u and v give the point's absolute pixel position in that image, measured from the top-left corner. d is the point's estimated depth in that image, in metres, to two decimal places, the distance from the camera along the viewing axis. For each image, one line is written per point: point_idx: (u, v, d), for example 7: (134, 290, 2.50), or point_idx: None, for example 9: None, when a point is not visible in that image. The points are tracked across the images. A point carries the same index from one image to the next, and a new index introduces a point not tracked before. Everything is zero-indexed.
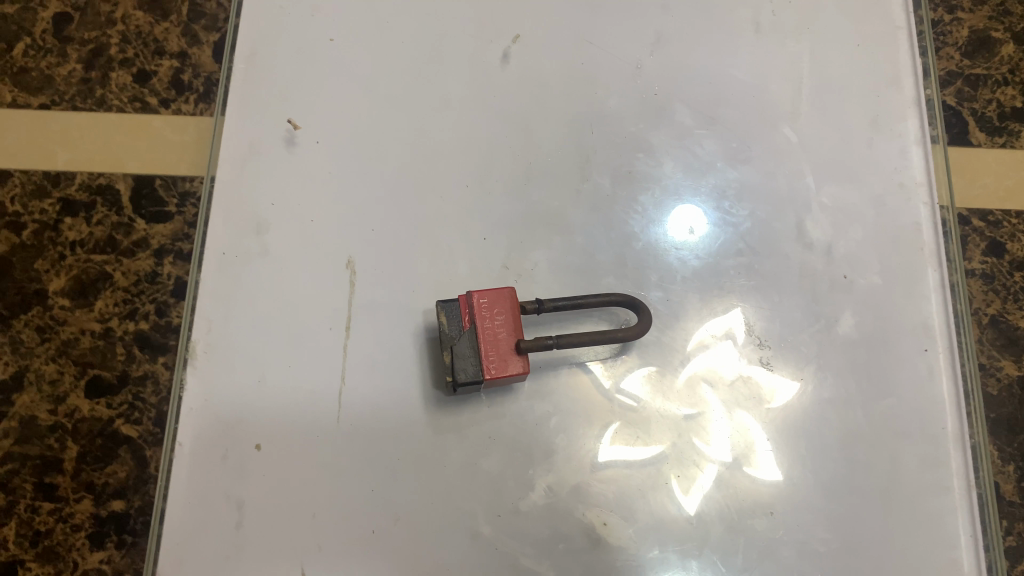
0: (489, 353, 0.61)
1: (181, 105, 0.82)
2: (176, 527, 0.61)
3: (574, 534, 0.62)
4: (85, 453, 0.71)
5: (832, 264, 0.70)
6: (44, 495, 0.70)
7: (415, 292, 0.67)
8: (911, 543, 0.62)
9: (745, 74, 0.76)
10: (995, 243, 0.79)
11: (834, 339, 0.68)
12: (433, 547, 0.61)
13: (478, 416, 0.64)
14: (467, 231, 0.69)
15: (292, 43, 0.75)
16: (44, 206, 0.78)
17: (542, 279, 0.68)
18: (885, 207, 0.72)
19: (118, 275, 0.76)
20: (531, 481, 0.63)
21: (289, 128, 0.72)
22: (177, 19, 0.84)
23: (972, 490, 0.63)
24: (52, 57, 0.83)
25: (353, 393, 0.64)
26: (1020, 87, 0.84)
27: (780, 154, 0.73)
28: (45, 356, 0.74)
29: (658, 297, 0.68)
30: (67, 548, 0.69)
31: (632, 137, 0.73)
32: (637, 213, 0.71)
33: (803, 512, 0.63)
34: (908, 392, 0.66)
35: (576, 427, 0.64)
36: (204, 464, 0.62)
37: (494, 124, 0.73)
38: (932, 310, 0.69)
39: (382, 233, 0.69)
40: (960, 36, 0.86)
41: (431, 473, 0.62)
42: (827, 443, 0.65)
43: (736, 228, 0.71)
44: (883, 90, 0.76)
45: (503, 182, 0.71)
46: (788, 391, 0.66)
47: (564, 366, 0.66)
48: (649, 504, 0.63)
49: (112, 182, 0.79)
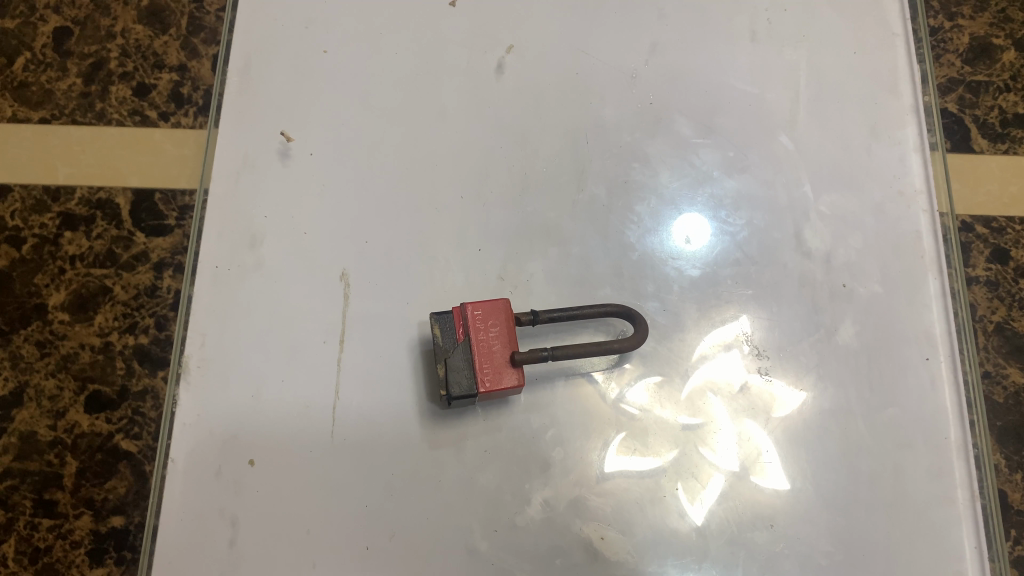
0: (483, 366, 0.60)
1: (180, 118, 0.81)
2: (170, 543, 0.60)
3: (572, 549, 0.61)
4: (85, 468, 0.70)
5: (832, 272, 0.69)
6: (43, 511, 0.69)
7: (410, 304, 0.67)
8: (916, 556, 0.61)
9: (742, 82, 0.76)
10: (1000, 250, 0.78)
11: (835, 348, 0.67)
12: (430, 562, 0.60)
13: (474, 429, 0.63)
14: (462, 242, 0.69)
15: (287, 56, 0.75)
16: (43, 220, 0.78)
17: (539, 290, 0.67)
18: (885, 215, 0.71)
19: (117, 288, 0.76)
20: (528, 495, 0.62)
21: (283, 141, 0.72)
22: (176, 33, 0.84)
23: (977, 502, 0.62)
24: (52, 71, 0.83)
25: (348, 407, 0.64)
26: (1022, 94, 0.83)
27: (778, 162, 0.73)
28: (45, 371, 0.73)
29: (656, 308, 0.68)
30: (67, 564, 0.68)
31: (629, 147, 0.73)
32: (635, 222, 0.70)
33: (805, 524, 0.62)
34: (912, 402, 0.65)
35: (574, 440, 0.64)
36: (199, 480, 0.62)
37: (489, 135, 0.72)
38: (934, 318, 0.68)
39: (377, 245, 0.68)
40: (961, 42, 0.86)
41: (427, 488, 0.62)
42: (828, 454, 0.64)
43: (734, 237, 0.70)
44: (882, 97, 0.75)
45: (499, 194, 0.71)
46: (790, 402, 0.65)
47: (562, 377, 0.65)
48: (649, 518, 0.62)
49: (111, 197, 0.79)
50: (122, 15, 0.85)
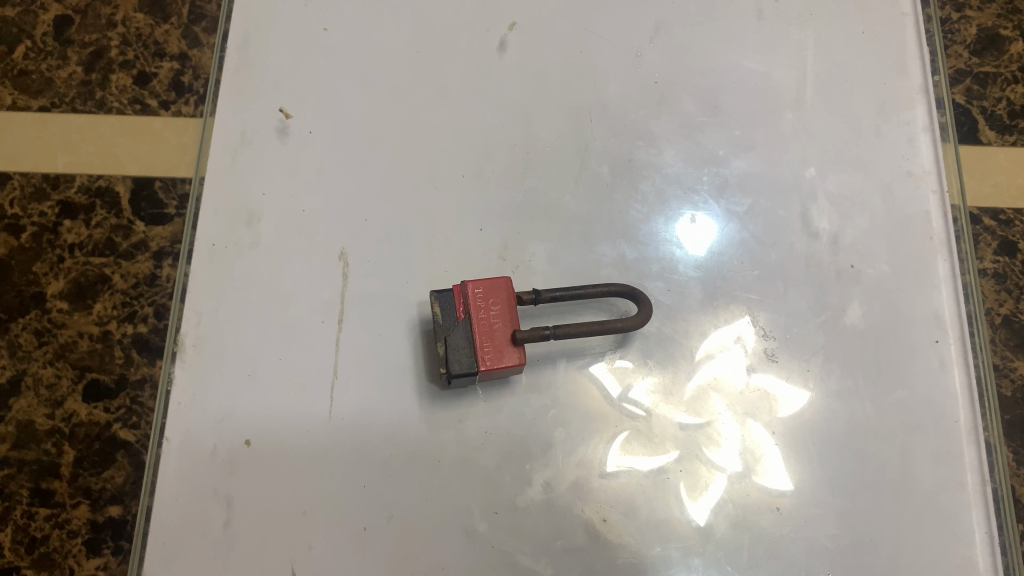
0: (484, 345, 0.59)
1: (180, 107, 0.81)
2: (165, 524, 0.59)
3: (573, 531, 0.60)
4: (82, 458, 0.69)
5: (839, 254, 0.68)
6: (40, 500, 0.68)
7: (410, 284, 0.66)
8: (924, 541, 0.60)
9: (749, 62, 0.74)
10: (1008, 242, 0.77)
11: (843, 330, 0.66)
12: (428, 545, 0.59)
13: (474, 409, 0.62)
14: (463, 222, 0.68)
15: (286, 33, 0.74)
16: (42, 209, 0.77)
17: (540, 270, 0.66)
18: (893, 195, 0.70)
19: (116, 277, 0.75)
20: (528, 476, 0.61)
21: (281, 118, 0.71)
22: (177, 21, 0.83)
23: (986, 485, 0.61)
24: (52, 60, 0.82)
25: (345, 388, 0.63)
26: None
27: (785, 142, 0.72)
28: (43, 360, 0.72)
29: (660, 289, 0.67)
30: (63, 554, 0.67)
31: (633, 126, 0.72)
32: (639, 204, 0.69)
33: (811, 508, 0.61)
34: (920, 384, 0.64)
35: (575, 422, 0.62)
36: (193, 460, 0.61)
37: (491, 115, 0.71)
38: (943, 300, 0.67)
39: (376, 223, 0.67)
40: (969, 33, 0.84)
41: (425, 469, 0.61)
42: (835, 438, 0.63)
43: (738, 219, 0.69)
44: (890, 77, 0.74)
45: (501, 174, 0.69)
46: (795, 388, 0.64)
47: (563, 359, 0.64)
48: (652, 501, 0.61)
49: (111, 185, 0.78)
50: (122, 4, 0.84)
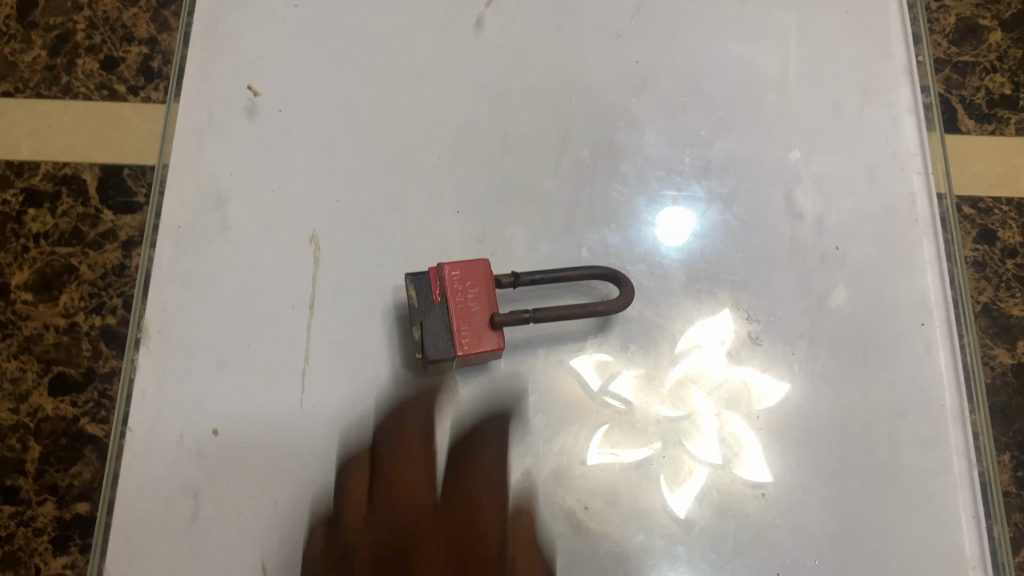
0: (461, 328, 0.57)
1: (150, 92, 0.78)
2: (128, 517, 0.56)
3: (554, 520, 0.58)
4: (48, 454, 0.67)
5: (823, 236, 0.67)
6: (4, 497, 0.66)
7: (384, 268, 0.64)
8: (912, 527, 0.59)
9: (731, 43, 0.73)
10: (987, 230, 0.77)
11: (827, 313, 0.64)
12: (404, 535, 0.57)
13: (450, 398, 0.61)
14: (440, 204, 0.66)
15: (255, 11, 0.71)
16: (5, 196, 0.74)
17: (520, 254, 0.64)
18: (878, 178, 0.69)
19: (84, 267, 0.72)
20: (507, 465, 0.59)
21: (250, 97, 0.68)
22: (146, 5, 0.80)
23: (974, 469, 0.60)
24: (15, 44, 0.79)
25: (318, 376, 0.61)
26: (1007, 74, 0.81)
27: (768, 124, 0.70)
28: (5, 353, 0.69)
29: (643, 272, 0.65)
30: (28, 553, 0.64)
31: (613, 107, 0.70)
32: (621, 186, 0.68)
33: (797, 495, 0.59)
34: (906, 369, 0.63)
35: (556, 409, 0.61)
36: (159, 451, 0.58)
37: (468, 95, 0.69)
38: (928, 283, 0.65)
39: (349, 206, 0.65)
40: (948, 22, 0.83)
41: (400, 459, 0.59)
42: (820, 423, 0.61)
43: (721, 202, 0.68)
44: (874, 58, 0.73)
45: (478, 156, 0.68)
46: (778, 376, 0.63)
47: (543, 344, 0.62)
48: (635, 490, 0.59)
49: (78, 172, 0.75)
50: None
